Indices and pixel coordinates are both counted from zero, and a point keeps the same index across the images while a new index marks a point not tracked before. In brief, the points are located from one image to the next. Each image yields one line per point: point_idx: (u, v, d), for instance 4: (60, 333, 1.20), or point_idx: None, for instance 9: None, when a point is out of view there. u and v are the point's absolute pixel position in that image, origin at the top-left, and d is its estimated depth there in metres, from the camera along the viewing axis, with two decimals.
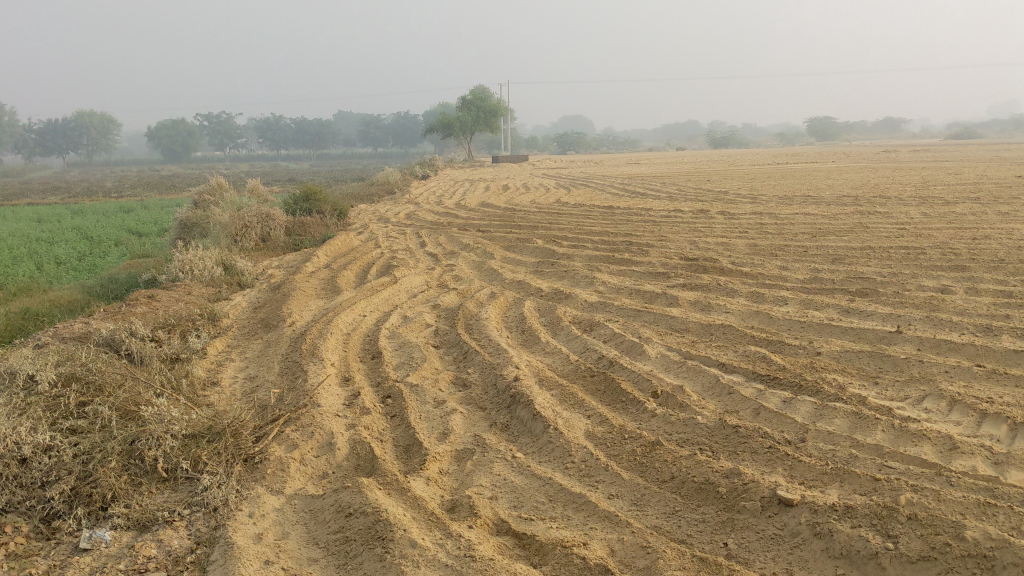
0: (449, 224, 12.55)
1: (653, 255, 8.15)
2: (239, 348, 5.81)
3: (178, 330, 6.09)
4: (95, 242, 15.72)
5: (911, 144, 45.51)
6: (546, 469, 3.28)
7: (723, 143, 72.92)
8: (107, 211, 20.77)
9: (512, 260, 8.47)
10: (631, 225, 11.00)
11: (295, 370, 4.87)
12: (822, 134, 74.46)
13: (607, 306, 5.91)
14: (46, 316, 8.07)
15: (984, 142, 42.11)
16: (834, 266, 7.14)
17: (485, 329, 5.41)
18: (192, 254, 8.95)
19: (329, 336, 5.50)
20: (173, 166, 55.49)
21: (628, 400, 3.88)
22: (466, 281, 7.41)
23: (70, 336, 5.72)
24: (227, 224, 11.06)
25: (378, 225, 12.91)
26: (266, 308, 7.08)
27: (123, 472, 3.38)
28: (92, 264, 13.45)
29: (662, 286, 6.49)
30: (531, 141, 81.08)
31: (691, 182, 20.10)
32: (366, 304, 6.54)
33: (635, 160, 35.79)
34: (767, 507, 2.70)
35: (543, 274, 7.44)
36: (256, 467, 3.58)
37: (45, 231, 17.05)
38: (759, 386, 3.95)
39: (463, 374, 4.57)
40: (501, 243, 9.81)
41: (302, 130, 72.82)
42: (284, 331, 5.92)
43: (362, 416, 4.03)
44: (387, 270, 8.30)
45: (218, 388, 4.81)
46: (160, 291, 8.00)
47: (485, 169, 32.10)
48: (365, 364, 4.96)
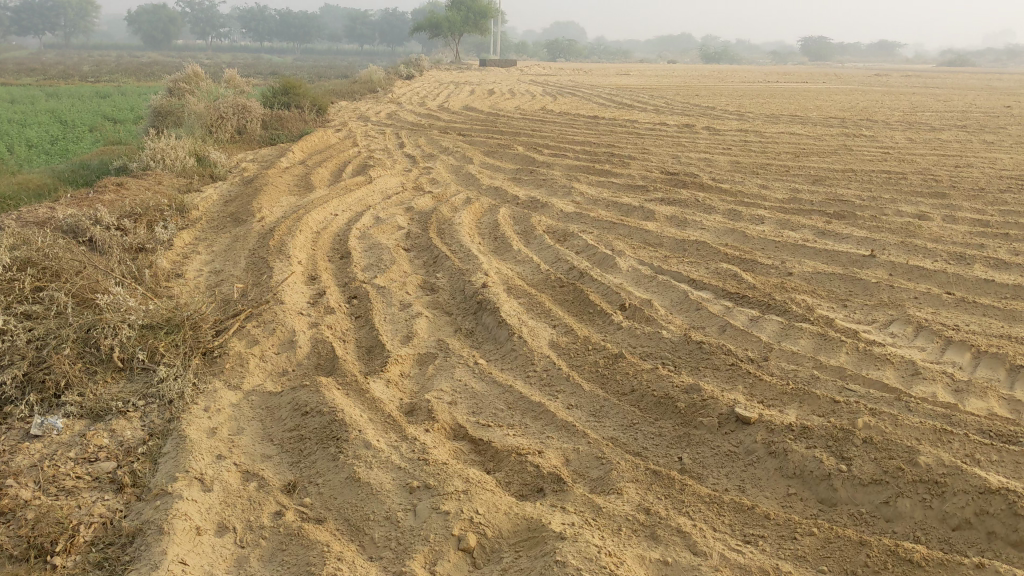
0: (430, 126, 12.33)
1: (633, 167, 8.05)
2: (206, 241, 5.71)
3: (145, 220, 5.97)
4: (68, 126, 15.37)
5: (902, 69, 45.16)
6: (507, 377, 3.25)
7: (715, 59, 71.88)
8: (82, 95, 20.26)
9: (490, 165, 8.33)
10: (614, 136, 10.87)
11: (261, 266, 4.79)
12: (815, 54, 73.51)
13: (582, 217, 5.83)
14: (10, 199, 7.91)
15: (973, 71, 41.85)
16: (814, 187, 7.08)
17: (457, 234, 5.32)
18: (163, 143, 8.74)
19: (297, 233, 5.40)
20: (152, 53, 54.12)
21: (595, 312, 3.84)
22: (442, 184, 7.29)
23: (32, 221, 5.59)
24: (201, 114, 10.81)
25: (358, 123, 12.66)
26: (237, 202, 6.95)
27: (77, 360, 3.32)
28: (64, 149, 13.18)
29: (639, 199, 6.41)
30: (520, 47, 79.65)
31: (678, 97, 19.85)
32: (339, 203, 6.43)
33: (624, 71, 35.22)
34: (723, 424, 2.69)
35: (520, 182, 7.34)
36: (214, 361, 3.53)
37: (15, 113, 16.64)
38: (728, 304, 3.92)
39: (431, 278, 4.50)
40: (481, 148, 9.66)
41: (287, 22, 71.03)
42: (253, 226, 5.80)
43: (325, 315, 3.97)
44: (363, 169, 8.16)
45: (182, 281, 4.73)
46: (130, 180, 7.83)
47: (472, 72, 31.51)
48: (333, 264, 4.88)
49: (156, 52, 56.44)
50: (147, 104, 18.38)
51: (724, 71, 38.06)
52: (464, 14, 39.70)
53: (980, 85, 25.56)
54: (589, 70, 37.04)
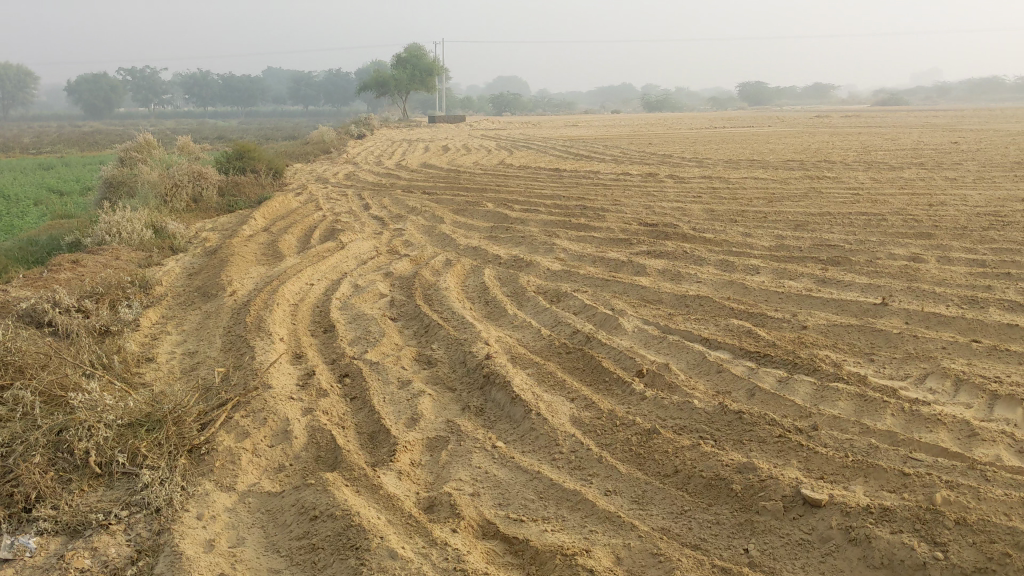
0: (392, 186, 12.08)
1: (610, 220, 7.85)
2: (175, 319, 5.36)
3: (108, 300, 5.61)
4: (13, 201, 14.87)
5: (841, 109, 46.17)
6: (532, 461, 2.96)
7: (658, 107, 73.01)
8: (25, 168, 19.76)
9: (462, 224, 8.07)
10: (581, 188, 10.71)
11: (240, 346, 4.45)
12: (756, 98, 75.06)
13: (571, 275, 5.58)
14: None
15: (908, 110, 42.96)
16: (798, 232, 6.93)
17: (446, 299, 5.03)
18: (119, 215, 8.38)
19: (274, 307, 5.08)
20: (95, 123, 53.50)
21: (612, 380, 3.56)
22: (417, 246, 7.02)
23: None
24: (156, 184, 10.47)
25: (317, 185, 12.38)
26: (203, 274, 6.62)
27: (48, 468, 2.97)
28: (10, 224, 12.70)
29: (626, 253, 6.19)
30: (466, 102, 80.18)
31: (632, 146, 19.90)
32: (313, 271, 6.12)
33: (572, 123, 35.53)
34: (790, 508, 2.43)
35: (498, 240, 7.09)
36: (202, 460, 3.19)
37: None
38: (751, 364, 3.67)
39: (426, 350, 4.21)
40: (450, 206, 9.41)
41: (231, 87, 70.80)
42: (224, 300, 5.47)
43: (318, 399, 3.65)
44: (332, 234, 7.87)
45: (154, 367, 4.39)
46: (86, 256, 7.46)
47: (422, 129, 31.45)
48: (317, 339, 4.56)
49: (99, 121, 55.81)
50: (94, 174, 17.96)
51: (672, 119, 38.51)
52: (411, 71, 39.78)
53: (922, 122, 26.08)
54: (538, 122, 37.25)
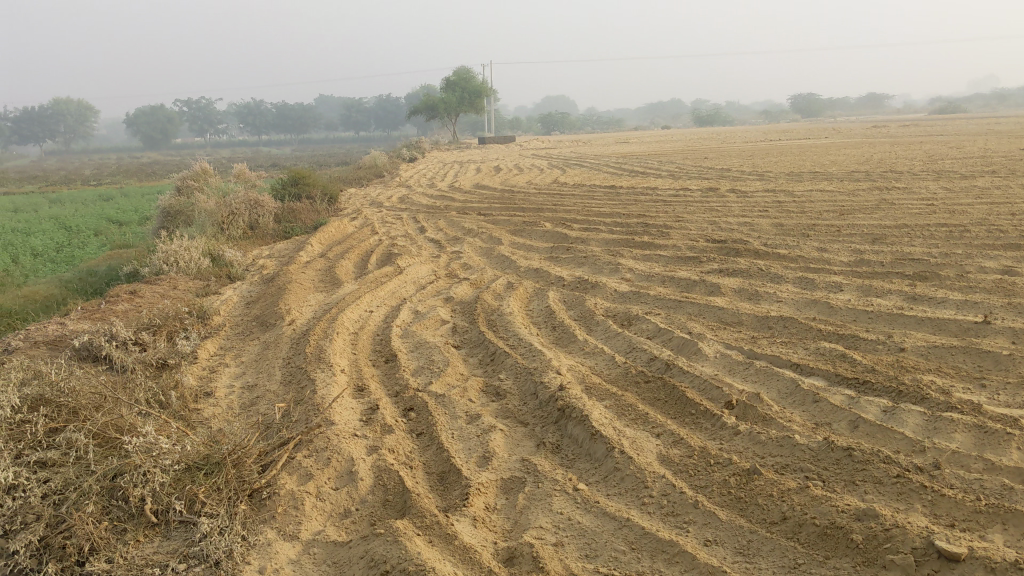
0: (446, 207, 11.92)
1: (675, 237, 7.56)
2: (233, 350, 5.21)
3: (165, 332, 5.49)
4: (74, 231, 15.07)
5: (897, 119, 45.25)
6: (619, 506, 2.70)
7: (709, 121, 72.34)
8: (86, 199, 20.10)
9: (521, 245, 7.85)
10: (641, 205, 10.43)
11: (299, 379, 4.26)
12: (808, 110, 73.98)
13: (641, 296, 5.31)
14: (13, 326, 7.62)
15: (967, 117, 41.91)
16: (877, 246, 6.57)
17: (511, 324, 4.80)
18: (176, 244, 8.34)
19: (334, 336, 4.88)
20: (153, 153, 54.61)
21: (699, 413, 3.29)
22: (476, 269, 6.81)
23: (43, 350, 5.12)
24: (212, 212, 10.45)
25: (372, 209, 12.29)
26: (260, 303, 6.48)
27: (102, 518, 2.82)
28: (71, 255, 12.84)
29: (697, 272, 5.90)
30: (515, 123, 80.36)
31: (688, 161, 19.56)
32: (372, 297, 5.94)
33: (623, 140, 35.24)
34: (923, 564, 2.14)
35: (560, 261, 6.85)
36: (263, 505, 3.00)
37: (19, 222, 16.42)
38: (850, 393, 3.37)
39: (494, 380, 3.97)
40: (507, 227, 9.20)
41: (284, 115, 71.85)
42: (282, 330, 5.31)
43: (384, 436, 3.43)
44: (389, 258, 7.71)
45: (213, 403, 4.22)
46: (144, 286, 7.40)
47: (473, 151, 31.43)
48: (379, 370, 4.35)
49: (157, 152, 56.93)
50: (152, 204, 18.17)
51: (724, 133, 38.00)
52: (460, 94, 39.90)
53: (986, 129, 25.29)
54: (588, 140, 37.04)
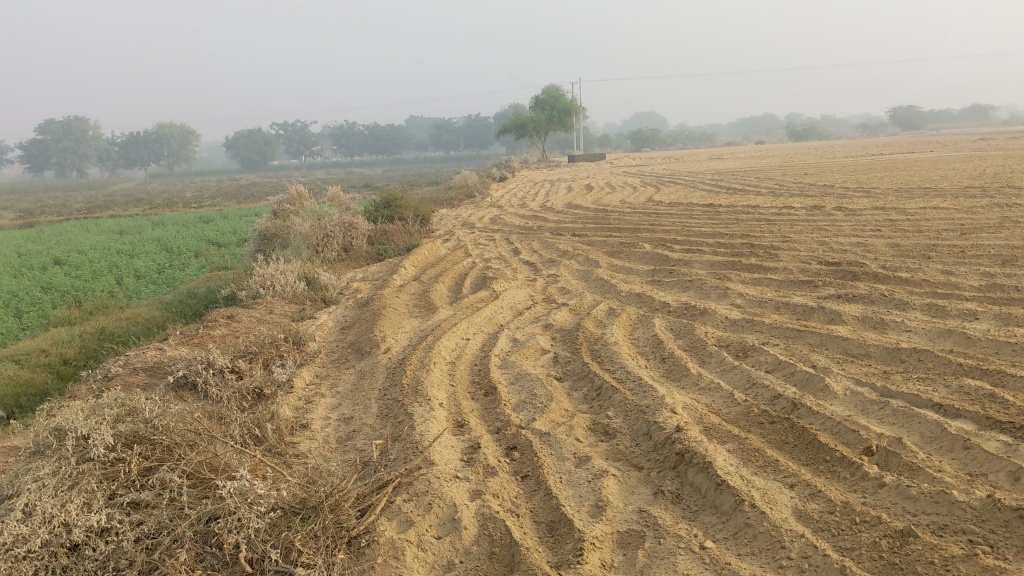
0: (540, 228, 11.74)
1: (785, 260, 7.19)
2: (329, 379, 5.08)
3: (261, 359, 5.41)
4: (174, 253, 15.40)
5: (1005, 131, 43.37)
6: (753, 569, 2.42)
7: (804, 136, 70.72)
8: (186, 221, 20.65)
9: (621, 268, 7.58)
10: (743, 225, 10.04)
11: (397, 412, 4.09)
12: (907, 124, 71.66)
13: (755, 325, 4.99)
14: (116, 352, 7.72)
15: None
16: (1009, 269, 6.09)
17: (617, 353, 4.54)
18: (273, 267, 8.36)
19: (431, 366, 4.71)
20: (250, 176, 56.12)
21: (835, 462, 2.98)
22: (575, 293, 6.58)
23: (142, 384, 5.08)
24: (307, 234, 10.48)
25: (464, 231, 12.19)
26: (356, 328, 6.38)
27: (195, 566, 2.68)
28: (171, 276, 13.09)
29: (813, 299, 5.54)
30: (604, 140, 79.94)
31: (787, 178, 18.97)
32: (469, 324, 5.76)
33: (716, 156, 34.60)
34: None
35: (664, 285, 6.56)
36: (362, 553, 2.81)
37: (123, 244, 16.89)
38: (1006, 439, 3.01)
39: (603, 417, 3.72)
40: (605, 248, 8.94)
41: (376, 136, 73.04)
42: (379, 358, 5.16)
43: (488, 479, 3.21)
44: (485, 281, 7.54)
45: (309, 437, 4.08)
46: (241, 310, 7.40)
47: (563, 169, 31.24)
48: (480, 404, 4.15)
49: (254, 174, 58.43)
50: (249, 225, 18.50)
51: (822, 148, 37.01)
52: (549, 113, 39.83)
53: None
54: (680, 156, 36.49)
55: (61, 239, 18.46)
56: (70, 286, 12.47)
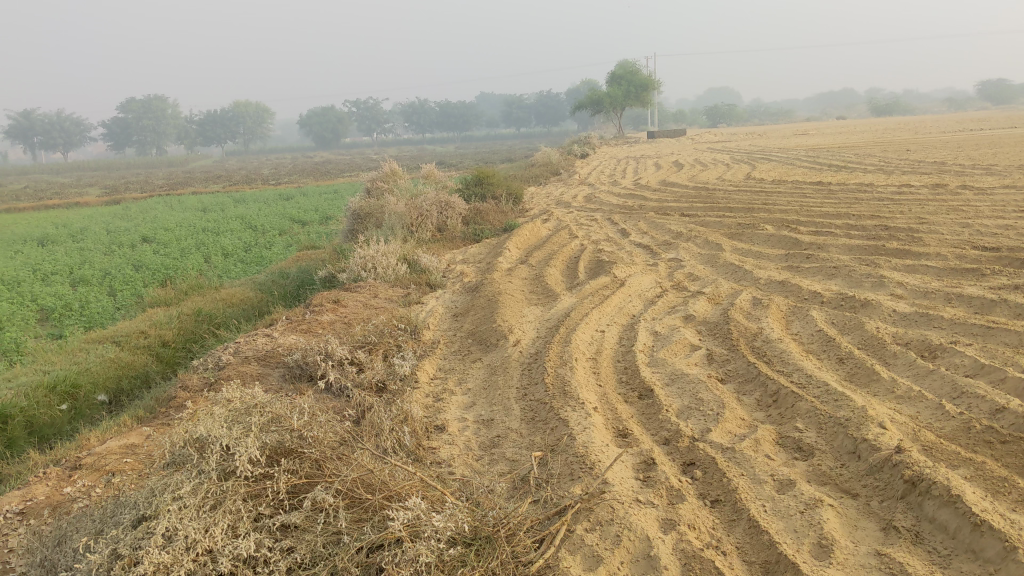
0: (641, 207, 11.25)
1: (934, 244, 6.60)
2: (456, 374, 4.70)
3: (381, 350, 5.06)
4: (261, 231, 15.29)
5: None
6: None
7: (889, 110, 68.44)
8: (269, 198, 20.59)
9: (748, 252, 7.07)
10: (866, 205, 9.41)
11: (546, 417, 3.67)
12: (999, 97, 68.72)
13: (932, 321, 4.45)
14: (217, 339, 7.50)
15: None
16: None
17: (786, 351, 4.05)
18: (374, 249, 8.06)
19: (573, 363, 4.28)
20: (325, 152, 56.43)
21: None
22: (707, 279, 6.09)
23: (258, 379, 4.77)
24: (403, 214, 10.16)
25: (561, 210, 11.76)
26: (472, 316, 5.99)
27: None
28: (260, 255, 12.93)
29: (988, 290, 4.98)
30: (679, 116, 78.37)
31: (890, 154, 18.09)
32: (600, 313, 5.31)
33: (803, 132, 33.48)
34: None
35: (805, 272, 6.04)
36: None
37: (209, 221, 16.84)
38: None
39: (792, 428, 3.25)
40: (722, 229, 8.42)
41: (449, 113, 72.85)
42: (509, 352, 4.76)
43: (678, 504, 2.78)
44: (601, 265, 7.10)
45: (449, 441, 3.69)
46: (345, 294, 7.08)
47: (644, 145, 30.57)
48: (637, 408, 3.70)
49: (328, 151, 58.69)
50: (333, 203, 18.33)
51: (915, 122, 35.55)
52: (627, 88, 39.02)
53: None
54: (765, 132, 35.40)
55: (148, 216, 18.54)
56: (161, 264, 12.38)
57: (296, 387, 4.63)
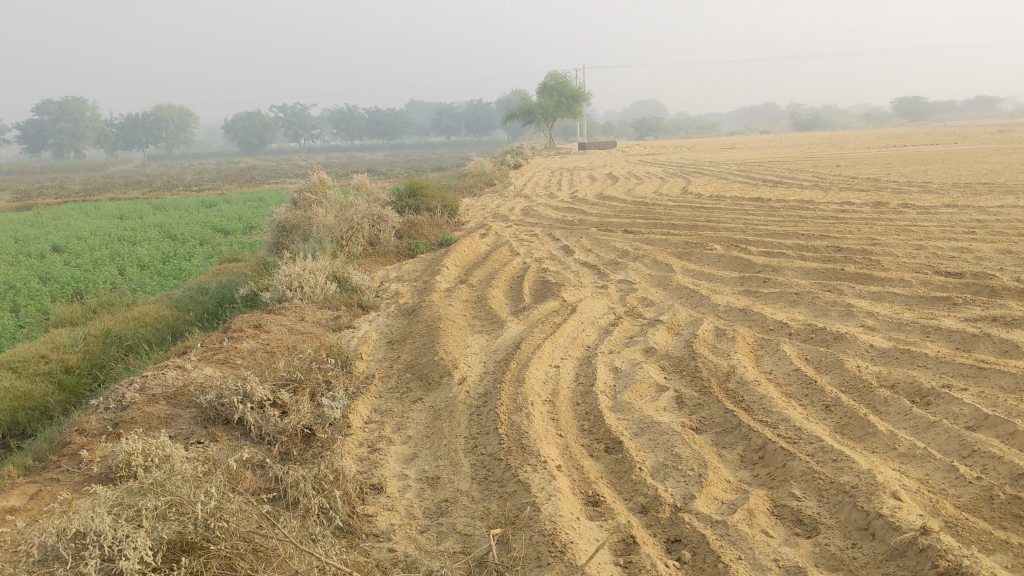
0: (582, 221, 10.84)
1: (894, 269, 6.30)
2: (394, 418, 4.17)
3: (307, 388, 4.50)
4: (180, 241, 14.46)
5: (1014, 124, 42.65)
6: None
7: (811, 126, 69.80)
8: (189, 206, 19.67)
9: (701, 274, 6.69)
10: (813, 224, 9.14)
11: (502, 478, 3.18)
12: (916, 113, 70.73)
13: (916, 360, 4.09)
14: (129, 366, 6.82)
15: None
16: None
17: (766, 398, 3.62)
18: (301, 267, 7.46)
19: (528, 408, 3.79)
20: (249, 159, 55.02)
21: None
22: (663, 305, 5.68)
23: (167, 424, 4.17)
24: (332, 227, 9.57)
25: (498, 224, 11.28)
26: (409, 345, 5.46)
27: None
28: (178, 267, 12.15)
29: (966, 323, 4.65)
30: (608, 127, 78.82)
31: (823, 169, 18.07)
32: (552, 345, 4.83)
33: (731, 145, 33.66)
34: None
35: (766, 299, 5.67)
36: None
37: (125, 230, 15.91)
38: None
39: (790, 496, 2.81)
40: (669, 249, 8.04)
41: (377, 121, 71.88)
42: (454, 392, 4.25)
43: None
44: (546, 287, 6.64)
45: (388, 504, 3.16)
46: (268, 318, 6.47)
47: (576, 156, 30.37)
48: (606, 465, 3.23)
49: (252, 157, 57.21)
50: (259, 212, 17.54)
51: (839, 138, 36.13)
52: (557, 99, 38.76)
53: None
54: (694, 145, 35.50)
55: (59, 223, 17.47)
56: (70, 277, 11.52)
57: (210, 434, 4.02)
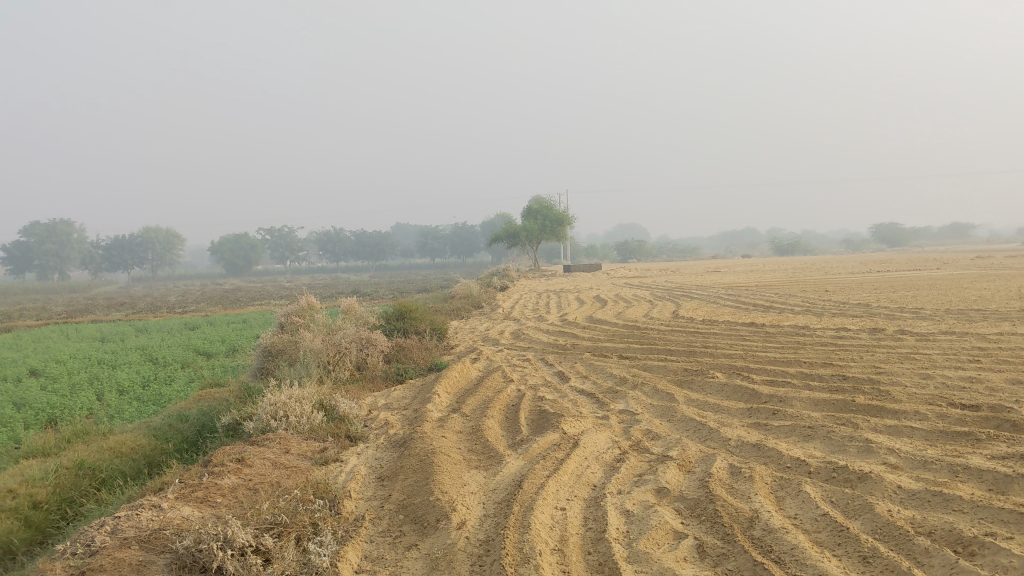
0: (575, 346, 10.61)
1: (906, 400, 6.06)
2: (388, 566, 3.83)
3: (293, 533, 4.15)
4: (161, 365, 14.12)
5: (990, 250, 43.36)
6: None
7: (792, 251, 70.84)
8: (172, 328, 19.38)
9: (706, 405, 6.42)
10: (814, 351, 8.95)
11: None
12: (894, 238, 72.02)
13: (951, 504, 3.80)
14: (103, 501, 6.40)
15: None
16: None
17: (796, 549, 3.33)
18: (287, 395, 7.15)
19: (535, 559, 3.47)
20: (234, 281, 54.97)
21: None
22: (670, 439, 5.39)
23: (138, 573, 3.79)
24: (319, 352, 9.29)
25: (489, 348, 11.04)
26: (401, 481, 5.13)
27: None
28: (158, 393, 11.77)
29: (995, 461, 4.39)
30: (592, 251, 79.65)
31: (813, 293, 18.05)
32: (556, 484, 4.53)
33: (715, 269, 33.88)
34: None
35: (778, 432, 5.40)
36: None
37: (106, 353, 15.56)
38: None
39: None
40: (668, 376, 7.79)
41: (363, 244, 72.41)
42: (453, 538, 3.92)
43: None
44: (544, 417, 6.35)
45: None
46: (252, 450, 6.12)
47: (562, 279, 30.42)
48: None
49: (236, 278, 57.15)
50: (243, 334, 17.26)
51: (823, 263, 36.49)
52: (542, 222, 39.18)
53: None
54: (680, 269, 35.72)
55: (39, 346, 17.10)
56: (46, 403, 11.11)
57: None
